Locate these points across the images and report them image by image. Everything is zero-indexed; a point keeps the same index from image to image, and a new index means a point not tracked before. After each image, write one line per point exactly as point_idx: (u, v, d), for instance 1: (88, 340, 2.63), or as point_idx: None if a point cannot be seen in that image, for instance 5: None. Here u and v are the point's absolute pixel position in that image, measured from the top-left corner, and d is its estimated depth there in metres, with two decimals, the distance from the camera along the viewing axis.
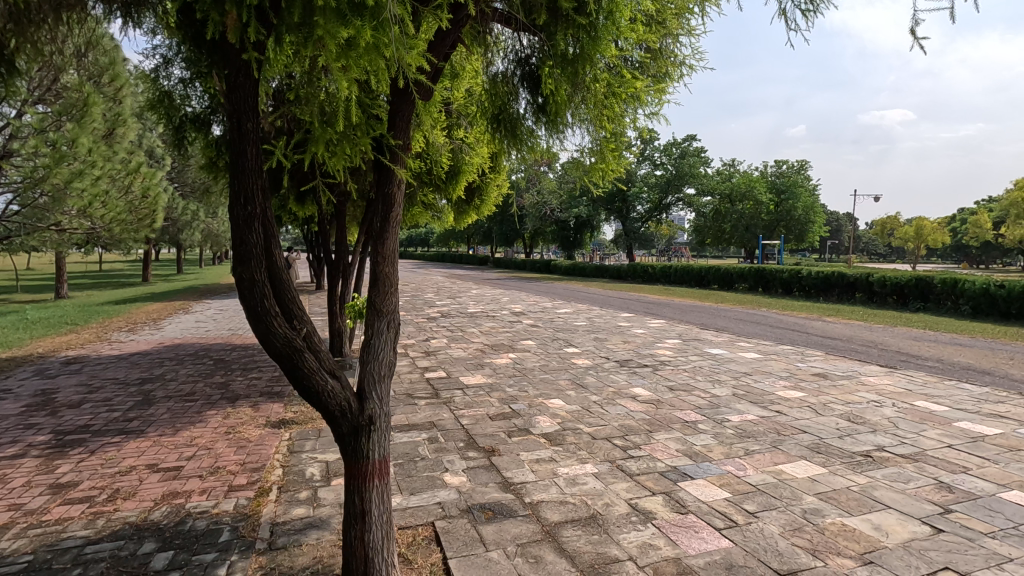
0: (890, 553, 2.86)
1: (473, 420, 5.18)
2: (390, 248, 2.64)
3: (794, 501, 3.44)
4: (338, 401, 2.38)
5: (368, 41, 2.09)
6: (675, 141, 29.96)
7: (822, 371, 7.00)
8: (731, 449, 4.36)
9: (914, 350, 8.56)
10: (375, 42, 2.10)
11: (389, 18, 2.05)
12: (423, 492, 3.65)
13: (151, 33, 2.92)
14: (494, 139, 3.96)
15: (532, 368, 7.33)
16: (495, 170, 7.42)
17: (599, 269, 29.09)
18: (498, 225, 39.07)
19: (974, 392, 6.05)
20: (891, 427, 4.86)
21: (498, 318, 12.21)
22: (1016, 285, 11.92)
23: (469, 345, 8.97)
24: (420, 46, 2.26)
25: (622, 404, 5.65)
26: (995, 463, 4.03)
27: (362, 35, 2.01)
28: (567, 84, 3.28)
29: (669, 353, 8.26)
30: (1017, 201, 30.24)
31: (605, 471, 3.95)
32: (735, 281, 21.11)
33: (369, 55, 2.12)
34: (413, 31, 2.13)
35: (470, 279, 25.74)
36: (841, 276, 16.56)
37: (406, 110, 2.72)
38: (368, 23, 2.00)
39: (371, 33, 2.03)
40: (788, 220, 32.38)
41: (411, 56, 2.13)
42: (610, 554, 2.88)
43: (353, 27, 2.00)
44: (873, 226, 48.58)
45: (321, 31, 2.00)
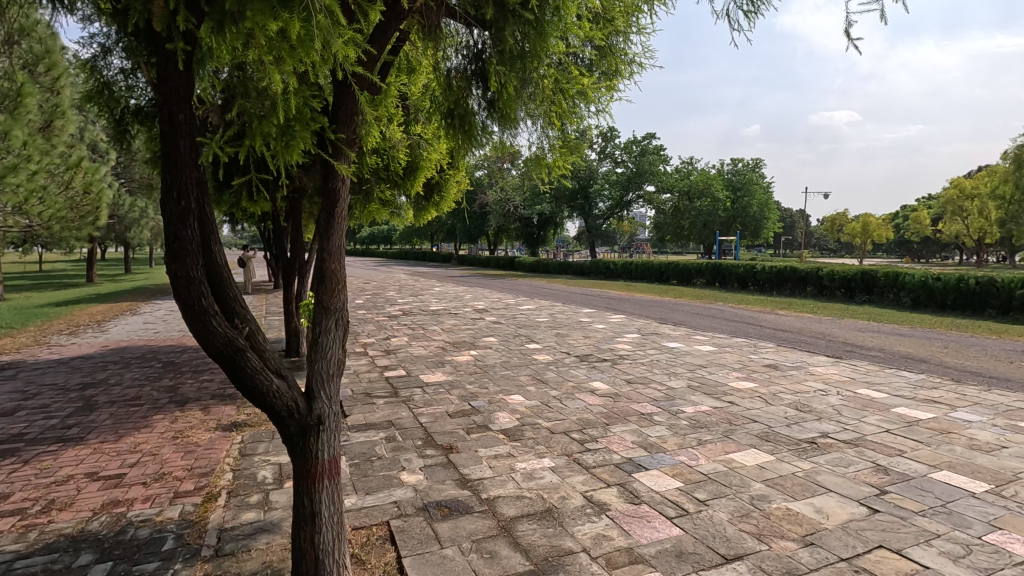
0: (829, 534, 2.99)
1: (432, 418, 5.14)
2: (337, 245, 2.59)
3: (742, 489, 3.56)
4: (285, 402, 2.33)
5: (300, 32, 2.04)
6: (635, 138, 30.56)
7: (773, 362, 7.25)
8: (684, 440, 4.47)
9: (858, 341, 8.96)
10: (307, 34, 2.05)
11: (316, 7, 1.99)
12: (378, 492, 3.61)
13: (86, 22, 2.74)
14: (448, 135, 3.93)
15: (493, 365, 7.34)
16: (453, 166, 7.39)
17: (562, 266, 29.28)
18: (462, 222, 38.87)
19: (911, 378, 6.40)
20: (835, 414, 5.08)
21: (460, 315, 12.15)
22: (951, 278, 12.65)
23: (430, 343, 8.91)
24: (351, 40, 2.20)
25: (581, 398, 5.72)
26: (927, 446, 4.26)
27: (291, 27, 1.95)
28: (516, 79, 3.26)
29: (628, 348, 8.41)
30: (953, 199, 32.02)
31: (562, 465, 3.99)
32: (693, 276, 21.64)
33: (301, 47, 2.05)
34: (344, 22, 2.07)
35: (433, 278, 25.48)
36: (792, 270, 17.20)
37: (350, 104, 2.65)
38: (296, 15, 1.95)
39: (301, 24, 1.98)
40: (744, 216, 33.48)
41: (342, 46, 2.07)
42: (564, 546, 2.91)
43: (283, 19, 1.95)
44: (823, 223, 50.67)
45: (249, 21, 1.93)
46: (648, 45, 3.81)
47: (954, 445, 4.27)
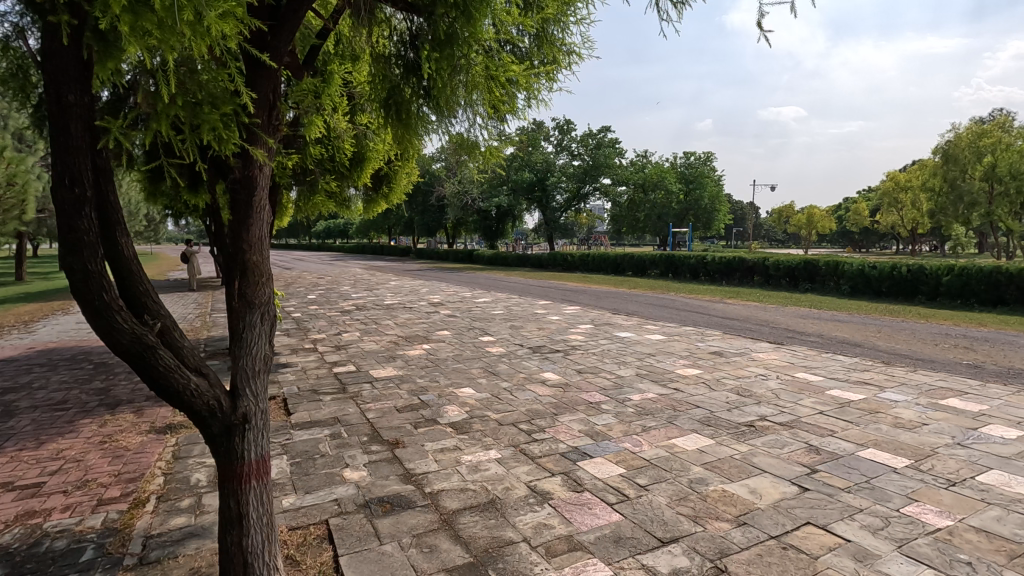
0: (761, 513, 3.09)
1: (379, 413, 5.06)
2: (258, 234, 2.53)
3: (682, 472, 3.65)
4: (206, 401, 2.22)
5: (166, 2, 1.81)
6: (590, 132, 30.86)
7: (718, 349, 7.48)
8: (629, 427, 4.55)
9: (800, 327, 9.35)
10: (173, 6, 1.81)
11: None
12: (319, 490, 3.51)
13: None
14: (387, 124, 3.95)
15: (445, 358, 7.29)
16: (402, 158, 7.28)
17: (521, 259, 29.36)
18: (419, 214, 38.44)
19: (845, 362, 6.71)
20: (773, 397, 5.29)
21: (415, 309, 12.01)
22: (885, 266, 13.34)
23: (382, 338, 8.78)
24: (239, 11, 2.07)
25: (531, 389, 5.75)
26: (856, 425, 4.48)
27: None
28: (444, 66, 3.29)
29: (580, 338, 8.51)
30: (889, 190, 33.70)
31: (508, 456, 3.99)
32: (647, 267, 22.09)
33: (171, 19, 1.83)
34: None
35: (389, 272, 25.10)
36: (741, 261, 17.79)
37: (264, 84, 2.57)
38: None
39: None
40: (696, 209, 34.48)
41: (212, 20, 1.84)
42: (504, 536, 2.91)
43: None
44: (772, 216, 52.60)
45: None
46: (587, 37, 3.83)
47: (880, 424, 4.49)
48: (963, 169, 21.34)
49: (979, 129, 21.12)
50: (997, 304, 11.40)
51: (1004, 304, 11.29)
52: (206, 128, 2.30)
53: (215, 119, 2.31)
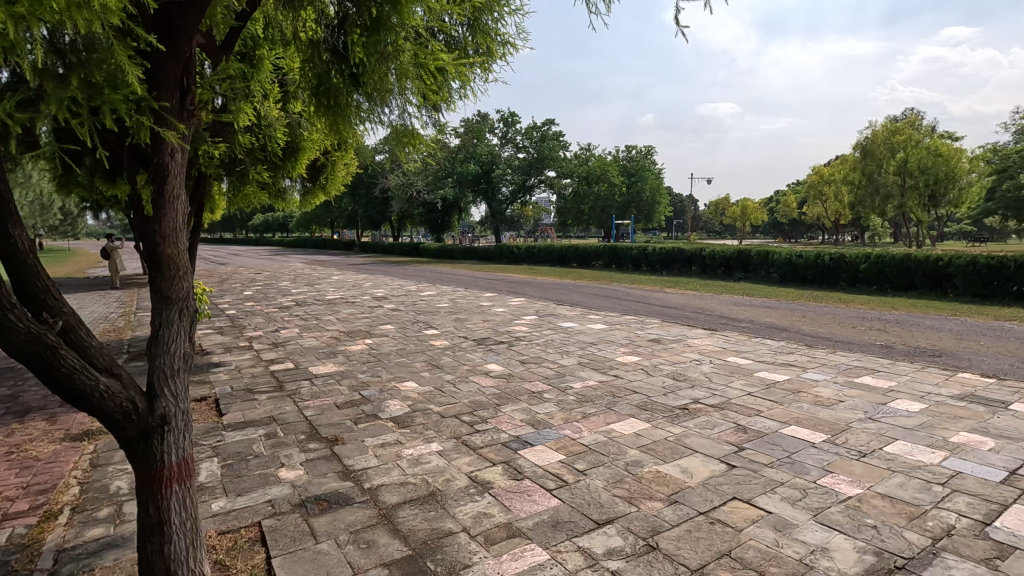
0: (692, 491, 3.23)
1: (318, 410, 4.93)
2: (172, 226, 2.39)
3: (619, 456, 3.75)
4: (118, 403, 2.08)
5: None
6: (535, 124, 31.06)
7: (657, 337, 7.73)
8: (570, 414, 4.64)
9: (732, 314, 9.80)
10: None
11: None
12: (251, 492, 3.38)
13: None
14: (319, 113, 3.83)
15: (388, 352, 7.17)
16: (339, 148, 7.09)
17: (468, 251, 29.28)
18: (363, 207, 37.54)
19: (772, 345, 7.10)
20: (706, 381, 5.52)
21: (358, 304, 11.75)
22: (810, 255, 14.17)
23: (322, 334, 8.53)
24: None
25: (475, 381, 5.76)
26: (781, 404, 4.75)
27: None
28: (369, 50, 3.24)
29: (525, 329, 8.59)
30: (815, 183, 35.76)
31: (449, 448, 3.99)
32: (591, 258, 22.52)
33: None
34: None
35: (331, 266, 24.42)
36: (679, 251, 18.43)
37: (170, 66, 2.41)
38: None
39: None
40: (638, 201, 35.41)
41: None
42: (444, 528, 2.91)
43: None
44: (709, 208, 54.73)
45: None
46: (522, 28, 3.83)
47: (802, 403, 4.79)
48: (879, 164, 22.84)
49: (893, 126, 22.66)
50: (909, 289, 12.36)
51: (914, 288, 12.26)
52: (106, 112, 2.17)
53: (115, 103, 2.18)
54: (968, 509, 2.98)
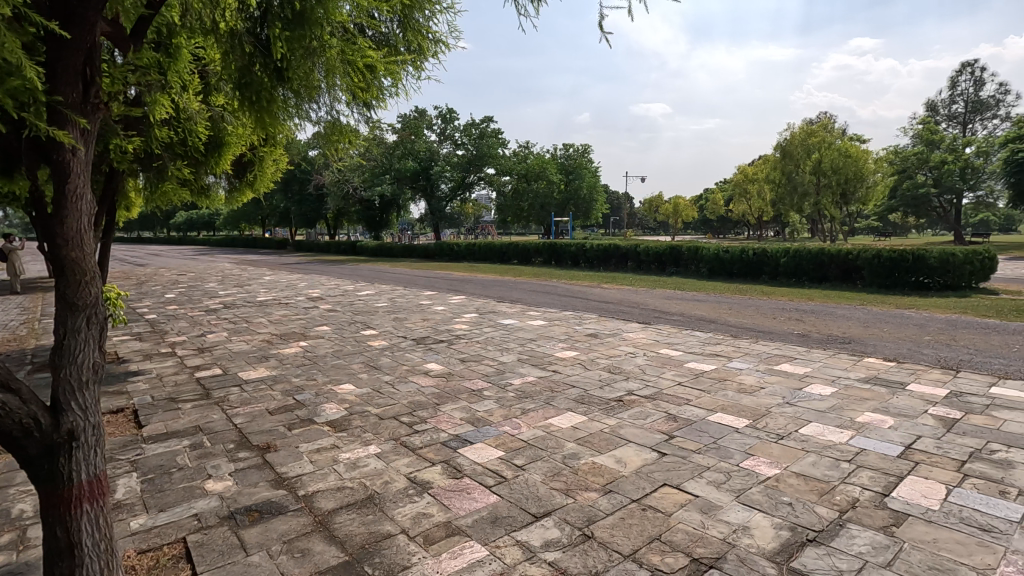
0: (625, 480, 3.35)
1: (248, 417, 4.73)
2: (77, 227, 2.23)
3: (556, 450, 3.84)
4: (17, 420, 1.92)
5: None
6: (473, 121, 31.04)
7: (594, 332, 7.94)
8: (509, 411, 4.69)
9: (665, 307, 10.21)
10: None
11: None
12: (175, 507, 3.21)
13: None
14: (243, 107, 3.76)
15: (323, 355, 6.97)
16: (267, 143, 6.82)
17: (407, 249, 28.86)
18: (296, 204, 36.10)
19: (701, 337, 7.46)
20: (640, 373, 5.73)
21: (291, 305, 11.33)
22: (736, 251, 14.97)
23: (253, 337, 8.17)
24: None
25: (414, 381, 5.70)
26: (708, 393, 5.01)
27: None
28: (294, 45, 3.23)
29: (465, 327, 8.59)
30: (740, 182, 37.75)
31: (388, 450, 3.94)
32: (531, 255, 22.74)
33: None
34: None
35: (262, 266, 23.37)
36: (616, 248, 18.97)
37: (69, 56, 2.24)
38: None
39: None
40: (576, 199, 36.11)
41: None
42: (382, 531, 2.88)
43: None
44: (643, 205, 56.58)
45: None
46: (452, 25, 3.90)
47: (728, 391, 5.07)
48: (797, 164, 24.36)
49: (809, 128, 24.10)
50: (822, 281, 13.31)
51: (827, 280, 13.22)
52: None
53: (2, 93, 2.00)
54: (870, 482, 3.26)
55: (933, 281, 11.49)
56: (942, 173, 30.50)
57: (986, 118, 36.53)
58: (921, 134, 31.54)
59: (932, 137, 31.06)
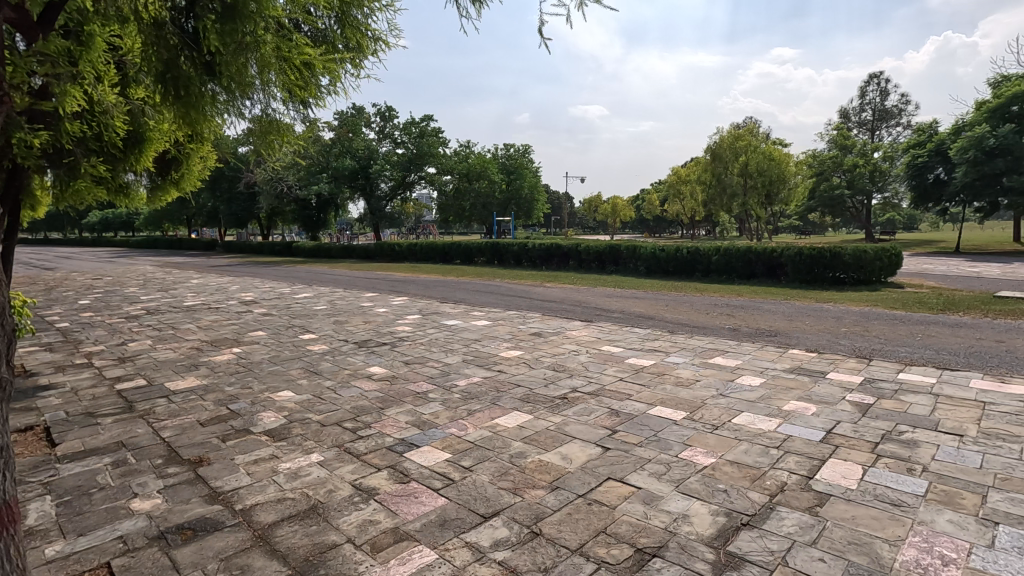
0: (571, 476, 3.42)
1: (178, 430, 4.46)
2: None
3: (504, 450, 3.86)
4: None
5: None
6: (413, 120, 30.64)
7: (538, 330, 8.04)
8: (455, 412, 4.68)
9: (606, 305, 10.47)
10: None
11: None
12: (97, 529, 2.98)
13: None
14: (167, 100, 4.33)
15: (259, 361, 6.68)
16: (196, 141, 6.51)
17: (346, 250, 28.05)
18: (226, 203, 34.35)
19: (640, 333, 7.72)
20: (583, 370, 5.87)
21: (223, 310, 10.77)
22: (671, 249, 15.55)
23: (180, 344, 7.71)
24: None
25: (356, 385, 5.57)
26: (648, 388, 5.19)
27: None
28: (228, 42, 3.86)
29: (408, 329, 8.48)
30: (674, 183, 39.26)
31: (331, 458, 3.83)
32: (474, 255, 22.68)
33: None
34: None
35: (189, 268, 22.02)
36: (557, 248, 19.26)
37: None
38: None
39: None
40: (517, 198, 36.36)
41: None
42: (327, 541, 2.80)
43: None
44: (584, 205, 57.74)
45: None
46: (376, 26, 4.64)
47: (666, 384, 5.28)
48: (725, 165, 25.21)
49: (736, 132, 24.94)
50: (750, 277, 14.06)
51: (755, 276, 13.97)
52: None
53: None
54: (796, 466, 3.49)
55: (848, 276, 12.40)
56: (854, 176, 33.01)
57: (891, 125, 39.84)
58: (835, 140, 33.96)
59: (845, 142, 33.52)
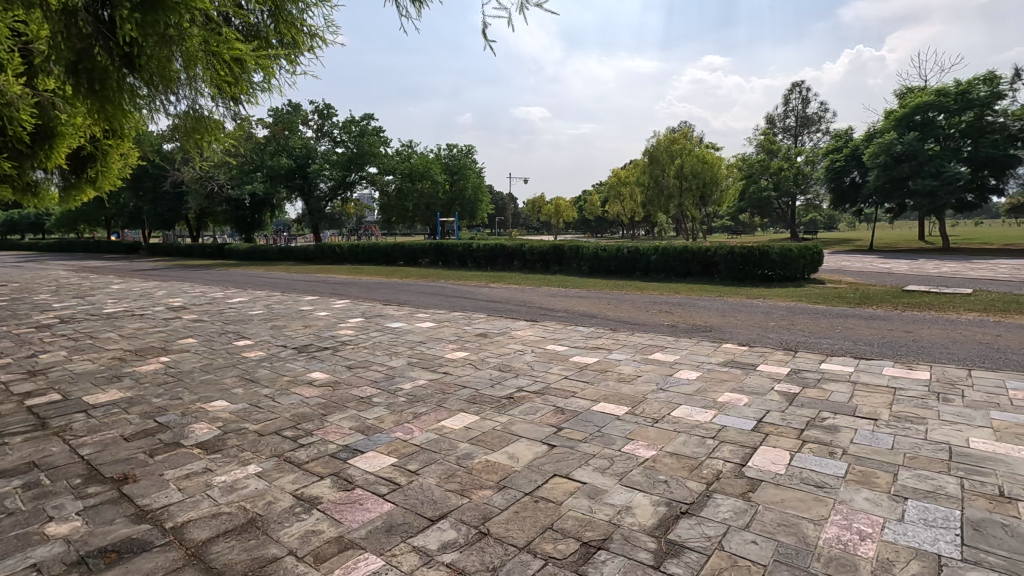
0: (518, 475, 3.45)
1: (99, 446, 4.16)
2: None
3: (450, 452, 3.85)
4: None
5: None
6: (353, 119, 29.97)
7: (483, 331, 8.04)
8: (400, 416, 4.61)
9: (551, 304, 10.62)
10: None
11: None
12: (5, 559, 2.73)
13: None
14: (80, 93, 4.09)
15: (190, 369, 6.33)
16: (114, 138, 6.16)
17: (284, 252, 27.02)
18: (150, 204, 32.32)
19: (584, 332, 7.88)
20: (528, 369, 5.93)
21: (148, 317, 10.13)
22: (613, 249, 15.97)
23: (100, 355, 7.18)
24: None
25: (296, 392, 5.38)
26: (592, 385, 5.31)
27: None
28: (151, 35, 3.73)
29: (351, 332, 8.28)
30: (615, 185, 40.33)
31: (270, 468, 3.69)
32: (418, 256, 22.41)
33: None
34: None
35: (109, 273, 20.52)
36: (502, 248, 19.36)
37: None
38: None
39: None
40: (461, 198, 36.20)
41: None
42: (267, 554, 2.70)
43: None
44: (527, 206, 58.28)
45: None
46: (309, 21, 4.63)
47: (609, 381, 5.42)
48: (662, 167, 26.09)
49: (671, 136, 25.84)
50: (687, 275, 14.63)
51: (691, 275, 14.55)
52: None
53: None
54: (730, 455, 3.67)
55: (775, 273, 13.14)
56: (779, 178, 35.06)
57: (812, 132, 42.54)
58: (762, 144, 35.92)
59: (771, 147, 35.52)
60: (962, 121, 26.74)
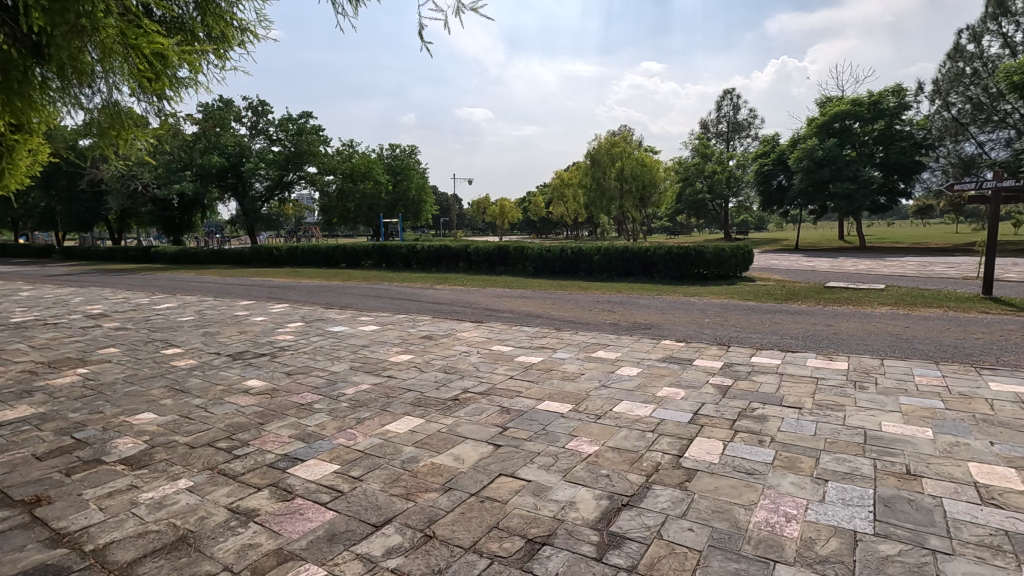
0: (463, 476, 3.45)
1: (6, 467, 3.83)
2: None
3: (395, 456, 3.80)
4: None
5: None
6: (290, 117, 28.94)
7: (428, 333, 7.98)
8: (343, 422, 4.51)
9: (496, 305, 10.66)
10: None
11: None
12: None
13: None
14: None
15: (112, 381, 5.92)
16: (23, 132, 5.75)
17: (217, 255, 25.73)
18: (65, 204, 30.00)
19: (529, 331, 7.97)
20: (473, 370, 5.93)
21: (63, 326, 9.40)
22: (557, 249, 16.22)
23: (7, 368, 6.59)
24: None
25: (231, 401, 5.14)
26: (536, 384, 5.38)
27: None
28: (62, 25, 3.51)
29: (290, 337, 8.01)
30: (558, 187, 40.91)
31: (202, 482, 3.51)
32: (360, 259, 21.90)
33: None
34: None
35: (17, 280, 18.86)
36: (447, 249, 19.24)
37: None
38: None
39: None
40: (405, 199, 35.69)
41: None
42: (199, 572, 2.57)
43: None
44: (472, 207, 58.15)
45: None
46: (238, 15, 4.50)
47: (553, 379, 5.50)
48: (604, 169, 26.83)
49: (611, 140, 26.72)
50: (628, 275, 15.04)
51: (632, 274, 14.97)
52: None
53: None
54: (669, 447, 3.82)
55: (710, 272, 13.74)
56: (713, 181, 36.79)
57: (742, 137, 44.70)
58: (697, 149, 37.47)
59: (705, 151, 37.10)
60: (874, 129, 28.86)
